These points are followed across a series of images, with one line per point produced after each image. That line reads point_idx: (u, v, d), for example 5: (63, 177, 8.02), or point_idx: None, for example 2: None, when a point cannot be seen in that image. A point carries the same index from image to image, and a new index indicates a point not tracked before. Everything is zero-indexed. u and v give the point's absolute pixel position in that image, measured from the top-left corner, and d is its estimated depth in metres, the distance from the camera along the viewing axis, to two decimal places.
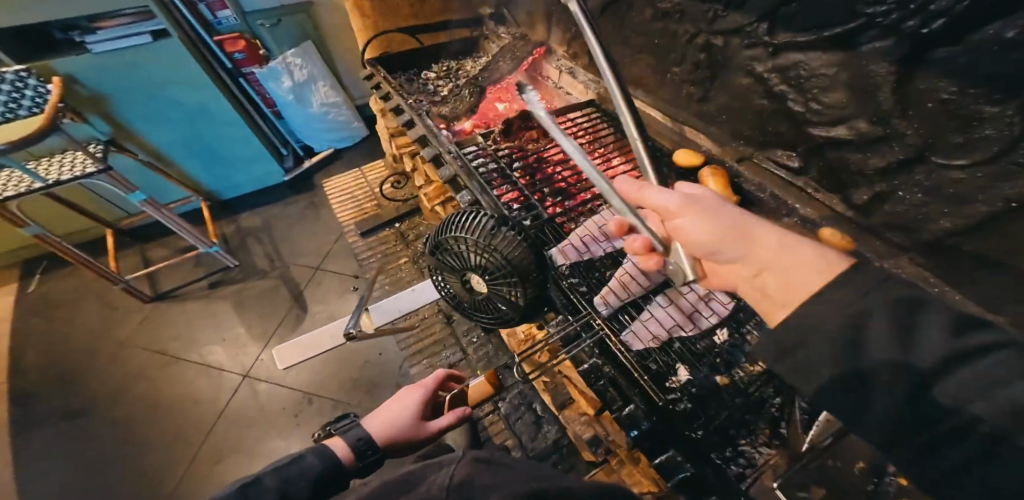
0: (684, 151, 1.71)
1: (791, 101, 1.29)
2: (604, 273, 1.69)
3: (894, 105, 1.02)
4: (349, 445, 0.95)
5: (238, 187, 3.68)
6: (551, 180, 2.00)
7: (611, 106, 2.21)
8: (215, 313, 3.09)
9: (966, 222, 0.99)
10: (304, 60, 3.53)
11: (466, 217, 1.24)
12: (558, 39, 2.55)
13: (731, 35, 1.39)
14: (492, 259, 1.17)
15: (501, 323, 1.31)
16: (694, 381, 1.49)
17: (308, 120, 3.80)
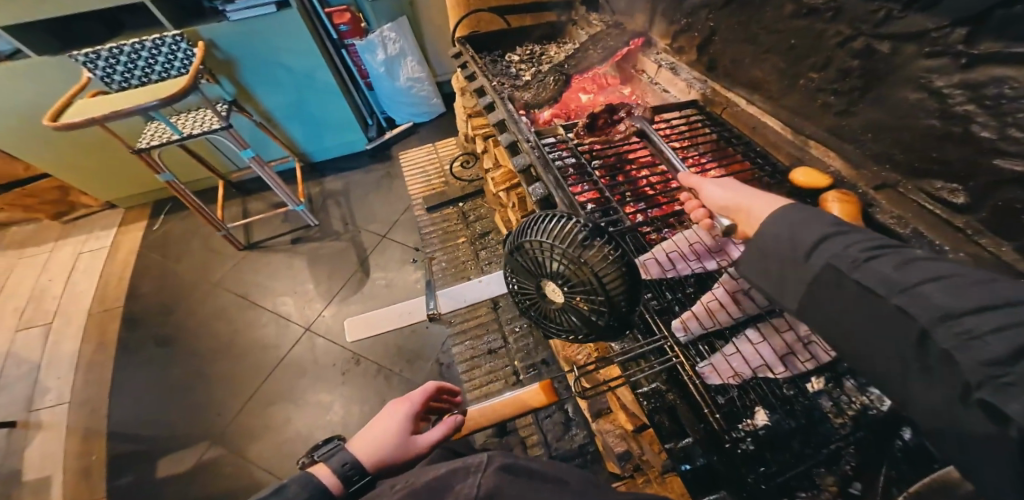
0: (804, 169, 1.50)
1: (977, 126, 1.06)
2: (688, 292, 1.55)
3: None
4: (334, 471, 0.85)
5: (324, 152, 3.90)
6: (636, 182, 1.86)
7: (715, 108, 2.00)
8: (290, 267, 3.34)
9: None
10: (398, 35, 3.60)
11: (554, 220, 1.15)
12: (662, 30, 2.36)
13: (904, 40, 1.17)
14: (576, 271, 1.07)
15: (572, 335, 1.21)
16: (768, 425, 1.27)
17: (394, 93, 3.92)
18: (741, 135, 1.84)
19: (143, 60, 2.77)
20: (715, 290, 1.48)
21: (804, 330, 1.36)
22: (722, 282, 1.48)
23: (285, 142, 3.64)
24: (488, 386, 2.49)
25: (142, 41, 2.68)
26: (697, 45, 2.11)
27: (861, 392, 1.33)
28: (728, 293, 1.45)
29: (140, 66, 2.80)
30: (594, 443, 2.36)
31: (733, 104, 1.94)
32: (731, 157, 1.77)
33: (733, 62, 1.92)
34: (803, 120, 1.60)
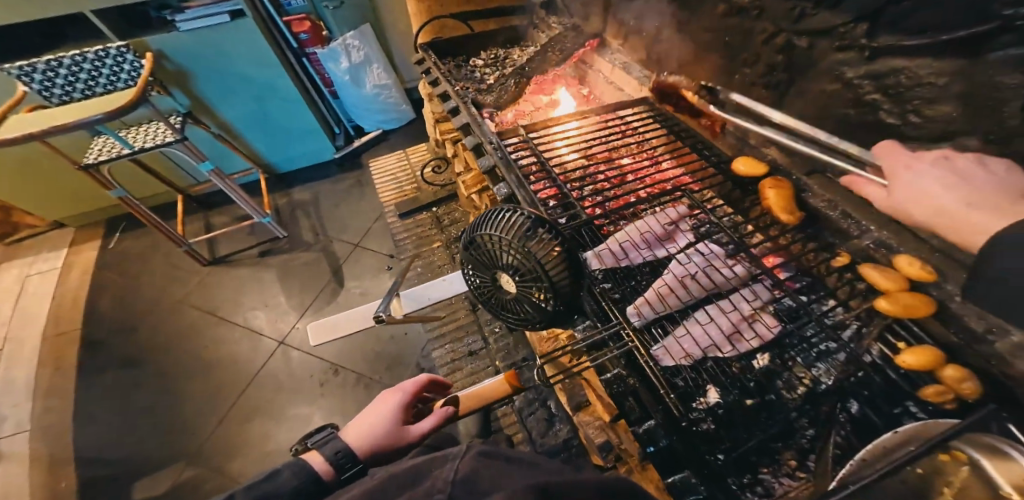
0: (743, 160, 1.65)
1: (884, 113, 1.15)
2: (641, 284, 1.57)
3: (1016, 124, 0.87)
4: (327, 458, 0.90)
5: (292, 162, 3.86)
6: (595, 177, 1.89)
7: (665, 105, 2.09)
8: (261, 279, 3.28)
9: None
10: (361, 42, 3.60)
11: (503, 214, 1.20)
12: (615, 31, 2.44)
13: (820, 36, 1.27)
14: (523, 259, 1.14)
15: (527, 324, 1.27)
16: (722, 403, 1.34)
17: (361, 101, 3.90)
18: (691, 129, 1.94)
19: (85, 72, 2.68)
20: (665, 276, 1.52)
21: (749, 307, 1.40)
22: (671, 268, 1.54)
23: (247, 153, 3.57)
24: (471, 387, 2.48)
25: (82, 53, 2.59)
26: (647, 45, 2.20)
27: (807, 367, 1.39)
28: (677, 278, 1.49)
29: (83, 79, 2.71)
30: (577, 437, 2.39)
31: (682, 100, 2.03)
32: (673, 150, 1.90)
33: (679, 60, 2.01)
34: (744, 113, 1.70)
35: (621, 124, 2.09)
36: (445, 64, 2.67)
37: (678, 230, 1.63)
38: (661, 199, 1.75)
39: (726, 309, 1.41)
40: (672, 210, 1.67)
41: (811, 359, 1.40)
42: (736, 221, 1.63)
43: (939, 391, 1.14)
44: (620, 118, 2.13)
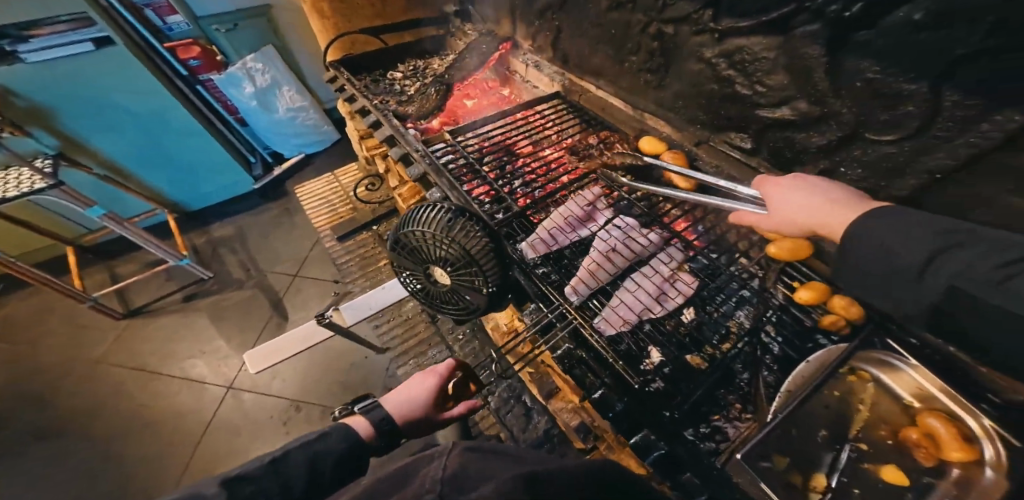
0: (647, 138, 1.70)
1: (738, 85, 1.31)
2: (573, 261, 1.54)
3: (825, 86, 1.05)
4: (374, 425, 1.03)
5: (208, 196, 3.61)
6: (522, 172, 1.84)
7: (576, 98, 2.17)
8: (192, 326, 3.03)
9: (896, 196, 1.05)
10: (264, 65, 3.47)
11: (425, 209, 1.22)
12: (524, 33, 2.46)
13: (681, 23, 1.42)
14: (451, 248, 1.15)
15: (467, 314, 1.28)
16: (665, 361, 1.33)
17: (274, 124, 3.71)
18: (597, 117, 2.06)
19: None
20: (591, 253, 1.48)
21: (667, 268, 1.40)
22: (595, 245, 1.50)
23: (144, 192, 3.28)
24: None
25: None
26: (553, 43, 2.27)
27: (733, 316, 1.40)
28: (602, 253, 1.46)
29: None
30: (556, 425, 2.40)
31: (588, 91, 2.14)
32: (590, 136, 1.94)
33: (582, 54, 2.09)
34: (641, 98, 1.84)
35: (539, 119, 2.12)
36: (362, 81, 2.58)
37: (596, 211, 1.61)
38: (578, 182, 1.73)
39: (649, 273, 1.41)
40: (588, 192, 1.65)
41: (734, 307, 1.41)
42: (649, 195, 1.65)
43: (832, 320, 1.26)
44: (538, 114, 2.15)
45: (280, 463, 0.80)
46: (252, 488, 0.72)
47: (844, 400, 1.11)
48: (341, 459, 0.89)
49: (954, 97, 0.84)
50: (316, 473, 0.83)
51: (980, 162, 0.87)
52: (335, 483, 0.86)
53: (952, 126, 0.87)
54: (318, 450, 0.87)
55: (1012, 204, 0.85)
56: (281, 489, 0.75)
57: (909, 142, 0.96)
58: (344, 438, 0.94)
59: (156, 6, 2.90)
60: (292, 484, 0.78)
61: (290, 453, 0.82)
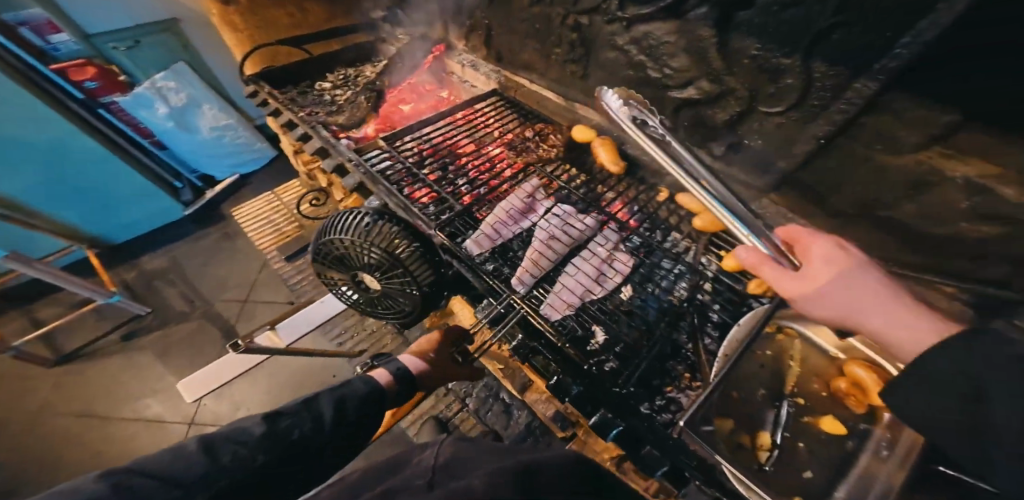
0: (581, 127, 1.69)
1: (649, 70, 1.36)
2: (519, 252, 1.39)
3: (720, 65, 1.12)
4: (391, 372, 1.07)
5: (130, 230, 2.85)
6: (467, 171, 1.64)
7: (512, 95, 2.03)
8: (136, 367, 2.47)
9: (793, 162, 1.15)
10: (178, 83, 2.78)
11: (347, 220, 1.31)
12: (457, 32, 2.22)
13: (593, 14, 1.48)
14: (378, 253, 1.26)
15: (402, 313, 1.43)
16: (610, 339, 1.26)
17: (196, 148, 2.97)
18: (533, 111, 1.96)
19: None
20: (531, 242, 1.38)
21: (604, 250, 1.38)
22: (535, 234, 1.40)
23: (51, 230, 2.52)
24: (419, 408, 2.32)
25: None
26: (486, 40, 2.08)
27: (673, 289, 1.36)
28: (544, 240, 1.36)
29: None
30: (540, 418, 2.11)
31: (522, 86, 2.02)
32: (526, 128, 1.84)
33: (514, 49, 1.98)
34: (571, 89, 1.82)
35: (481, 117, 1.92)
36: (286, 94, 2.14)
37: (536, 202, 1.51)
38: (518, 176, 1.62)
39: (587, 256, 1.37)
40: (526, 185, 1.55)
41: (672, 281, 1.38)
42: (588, 183, 1.60)
43: (759, 283, 1.27)
44: (478, 112, 1.94)
45: (309, 402, 0.80)
46: (288, 421, 0.73)
47: (779, 357, 1.16)
48: (365, 400, 0.88)
49: (823, 68, 0.94)
50: (343, 412, 0.83)
51: (853, 127, 0.98)
52: (362, 422, 0.86)
53: (825, 95, 0.97)
54: (345, 393, 0.87)
55: (878, 160, 0.99)
56: (313, 425, 0.76)
57: (793, 112, 1.06)
58: (366, 382, 0.94)
59: (33, 23, 2.16)
60: (323, 421, 0.78)
61: (318, 396, 0.83)
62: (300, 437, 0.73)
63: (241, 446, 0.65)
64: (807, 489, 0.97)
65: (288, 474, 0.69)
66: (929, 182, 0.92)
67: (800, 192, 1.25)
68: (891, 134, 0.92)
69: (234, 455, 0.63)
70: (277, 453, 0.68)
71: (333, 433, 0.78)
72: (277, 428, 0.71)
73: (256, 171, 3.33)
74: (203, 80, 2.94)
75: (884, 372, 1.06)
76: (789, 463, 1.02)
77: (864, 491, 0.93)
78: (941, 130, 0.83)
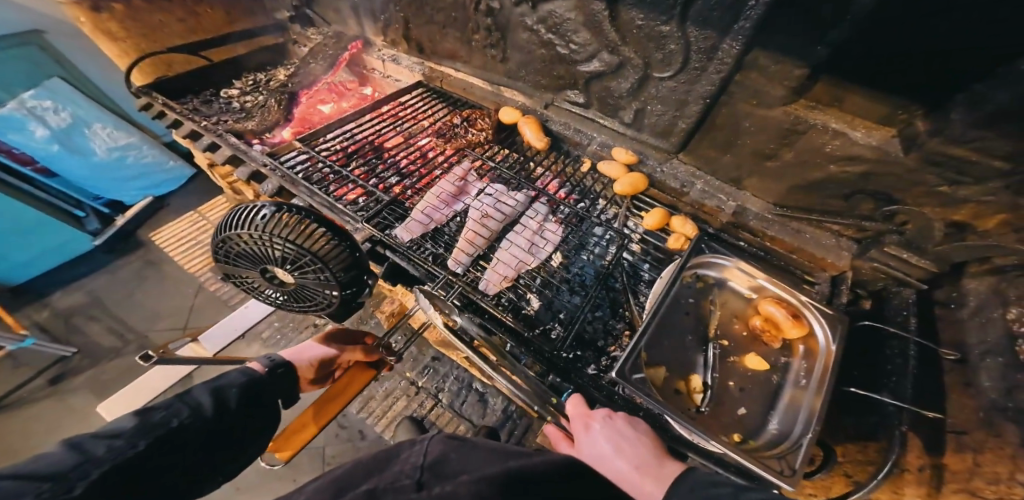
0: (507, 108, 1.68)
1: (558, 47, 1.40)
2: (454, 233, 1.40)
3: (616, 36, 1.19)
4: (264, 362, 0.95)
5: (28, 268, 2.52)
6: (398, 164, 1.62)
7: (439, 85, 1.97)
8: (70, 410, 2.20)
9: (693, 122, 1.26)
10: (56, 101, 2.43)
11: (243, 211, 1.07)
12: (373, 27, 2.12)
13: None
14: (280, 245, 1.03)
15: (329, 310, 1.18)
16: (546, 304, 1.31)
17: (96, 172, 2.66)
18: (463, 99, 1.92)
19: None
20: (466, 223, 1.38)
21: (535, 221, 1.39)
22: (469, 215, 1.41)
23: None
24: (392, 410, 2.25)
25: None
26: (404, 33, 1.99)
27: (605, 253, 1.40)
28: (477, 219, 1.37)
29: None
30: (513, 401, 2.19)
31: (448, 75, 1.97)
32: (454, 115, 1.81)
33: (433, 38, 1.91)
34: (495, 74, 1.80)
35: (409, 111, 1.85)
36: (188, 104, 1.99)
37: (468, 184, 1.50)
38: (449, 162, 1.62)
39: (518, 228, 1.38)
40: (457, 169, 1.54)
41: (605, 245, 1.43)
42: (520, 163, 1.60)
43: (677, 238, 1.36)
44: (404, 106, 1.89)
45: (182, 395, 0.74)
46: (162, 414, 0.68)
47: (699, 304, 1.20)
48: (247, 389, 0.83)
49: (696, 33, 1.04)
50: (224, 402, 0.77)
51: (731, 85, 1.11)
52: (247, 411, 0.80)
53: (702, 58, 1.08)
54: (223, 383, 0.81)
55: (757, 113, 1.12)
56: (192, 413, 0.71)
57: (681, 76, 1.15)
58: (246, 373, 0.87)
59: None
60: (203, 408, 0.73)
61: (191, 388, 0.76)
62: (181, 426, 0.68)
63: (115, 439, 0.60)
64: (745, 425, 1.03)
65: (166, 466, 0.64)
66: (799, 130, 1.08)
67: (702, 152, 1.36)
68: (761, 90, 1.06)
69: (107, 447, 0.59)
70: (156, 442, 0.64)
71: (219, 420, 0.74)
72: (151, 420, 0.66)
73: (175, 190, 3.05)
74: (88, 97, 2.62)
75: (791, 306, 1.14)
76: (724, 402, 1.07)
77: (792, 416, 1.01)
78: (796, 82, 0.99)
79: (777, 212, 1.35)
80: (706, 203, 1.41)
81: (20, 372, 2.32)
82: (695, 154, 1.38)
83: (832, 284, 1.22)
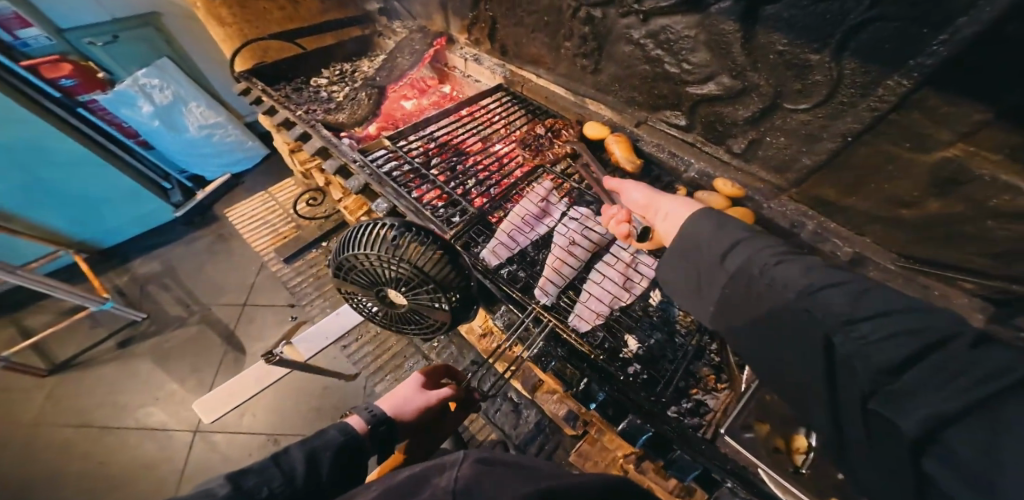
0: (593, 123, 1.61)
1: (667, 64, 1.30)
2: (539, 254, 1.36)
3: (744, 60, 1.09)
4: (364, 419, 0.89)
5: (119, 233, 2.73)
6: (480, 172, 1.58)
7: (519, 89, 1.90)
8: (142, 370, 2.36)
9: (816, 157, 1.15)
10: (163, 80, 2.59)
11: (367, 232, 1.17)
12: (458, 24, 2.07)
13: (608, 5, 1.34)
14: (400, 268, 1.12)
15: (431, 330, 1.28)
16: (643, 347, 1.21)
17: (187, 149, 2.82)
18: (544, 107, 1.84)
19: None
20: (551, 247, 1.33)
21: (627, 253, 1.30)
22: (555, 240, 1.34)
23: (34, 236, 2.39)
24: None
25: None
26: (489, 32, 1.92)
27: None
28: (564, 246, 1.30)
29: None
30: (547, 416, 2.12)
31: (529, 81, 1.88)
32: (535, 124, 1.76)
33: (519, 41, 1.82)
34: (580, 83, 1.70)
35: (489, 115, 1.81)
36: (280, 91, 2.05)
37: (553, 205, 1.44)
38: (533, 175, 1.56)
39: (609, 260, 1.29)
40: (540, 186, 1.47)
41: None
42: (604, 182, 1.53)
43: None
44: (483, 109, 1.85)
45: (278, 456, 0.67)
46: (256, 480, 0.61)
47: None
48: (341, 455, 0.74)
49: (853, 65, 0.92)
50: (317, 468, 0.69)
51: (882, 124, 0.98)
52: (338, 482, 0.71)
53: (853, 92, 0.97)
54: (317, 445, 0.73)
55: (907, 159, 0.98)
56: (284, 481, 0.63)
57: (820, 109, 1.05)
58: (341, 431, 0.81)
59: None
60: (296, 476, 0.66)
61: (287, 449, 0.69)
62: (270, 496, 0.60)
63: None
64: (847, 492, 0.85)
65: None
66: (958, 180, 0.92)
67: (818, 191, 1.24)
68: (923, 132, 0.92)
69: None
70: None
71: (308, 493, 0.65)
72: (244, 488, 0.59)
73: (249, 169, 3.20)
74: (188, 78, 2.77)
75: None
76: None
77: None
78: (971, 127, 0.83)
79: (902, 264, 1.19)
80: (815, 247, 1.29)
81: (103, 327, 2.52)
82: (812, 192, 1.26)
83: None
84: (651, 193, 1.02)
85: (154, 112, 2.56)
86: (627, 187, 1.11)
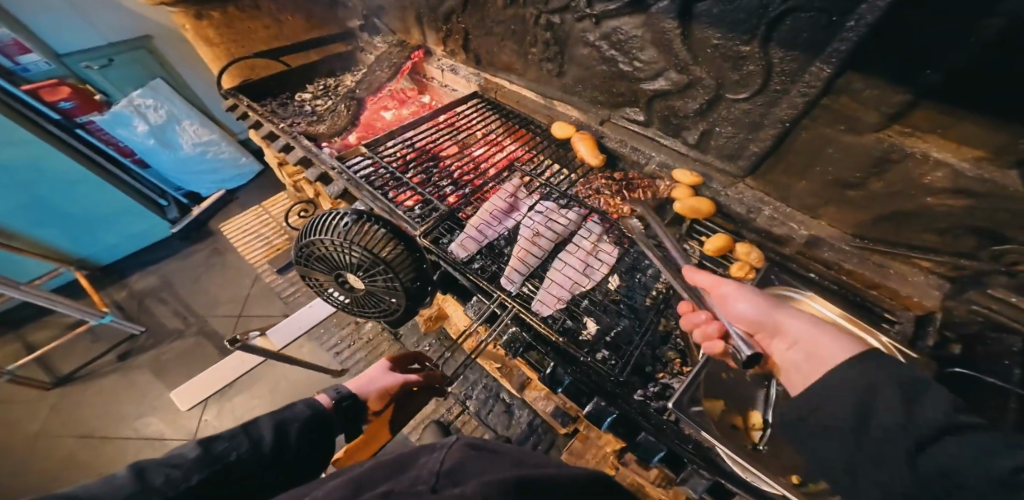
0: (561, 123, 1.69)
1: (621, 64, 1.37)
2: (506, 247, 1.41)
3: (686, 55, 1.16)
4: (332, 396, 0.94)
5: (117, 250, 2.81)
6: (453, 173, 1.65)
7: (492, 96, 1.98)
8: (140, 381, 2.43)
9: (766, 144, 1.19)
10: (158, 100, 2.72)
11: (326, 220, 1.23)
12: (434, 37, 2.16)
13: (564, 12, 1.42)
14: (355, 253, 1.18)
15: (388, 314, 1.33)
16: (603, 329, 1.24)
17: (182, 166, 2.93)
18: (516, 111, 1.91)
19: None
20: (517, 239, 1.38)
21: (588, 242, 1.35)
22: (521, 232, 1.39)
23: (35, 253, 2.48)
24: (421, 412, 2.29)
25: None
26: (464, 43, 2.00)
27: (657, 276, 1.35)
28: (529, 237, 1.36)
29: None
30: (539, 415, 2.13)
31: (503, 87, 1.96)
32: (507, 128, 1.83)
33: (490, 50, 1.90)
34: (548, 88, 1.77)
35: (464, 121, 1.89)
36: (266, 106, 2.15)
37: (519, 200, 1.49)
38: (501, 172, 1.61)
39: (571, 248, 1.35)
40: (508, 184, 1.53)
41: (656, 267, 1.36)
42: (572, 178, 1.58)
43: (741, 266, 1.26)
44: (459, 115, 1.92)
45: (248, 425, 0.71)
46: (225, 445, 0.65)
47: None
48: (308, 424, 0.79)
49: (780, 54, 0.98)
50: (285, 436, 0.74)
51: (816, 108, 1.03)
52: (305, 451, 0.75)
53: (784, 80, 1.02)
54: (287, 417, 0.78)
55: (844, 140, 1.03)
56: (252, 446, 0.67)
57: (758, 98, 1.11)
58: (310, 405, 0.85)
59: None
60: (263, 443, 0.69)
61: (257, 419, 0.74)
62: (237, 461, 0.64)
63: (174, 469, 0.58)
64: None
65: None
66: (891, 158, 0.97)
67: (774, 177, 1.28)
68: (851, 115, 0.97)
69: (165, 478, 0.57)
70: (213, 477, 0.60)
71: (276, 456, 0.70)
72: (213, 451, 0.63)
73: (244, 184, 3.31)
74: (182, 98, 2.90)
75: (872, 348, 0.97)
76: None
77: None
78: (894, 108, 0.89)
79: (855, 243, 1.21)
80: (773, 231, 1.34)
81: (104, 341, 2.59)
82: (768, 179, 1.30)
83: (917, 324, 1.08)
84: (765, 301, 0.77)
85: (148, 130, 2.68)
86: (728, 287, 0.83)
